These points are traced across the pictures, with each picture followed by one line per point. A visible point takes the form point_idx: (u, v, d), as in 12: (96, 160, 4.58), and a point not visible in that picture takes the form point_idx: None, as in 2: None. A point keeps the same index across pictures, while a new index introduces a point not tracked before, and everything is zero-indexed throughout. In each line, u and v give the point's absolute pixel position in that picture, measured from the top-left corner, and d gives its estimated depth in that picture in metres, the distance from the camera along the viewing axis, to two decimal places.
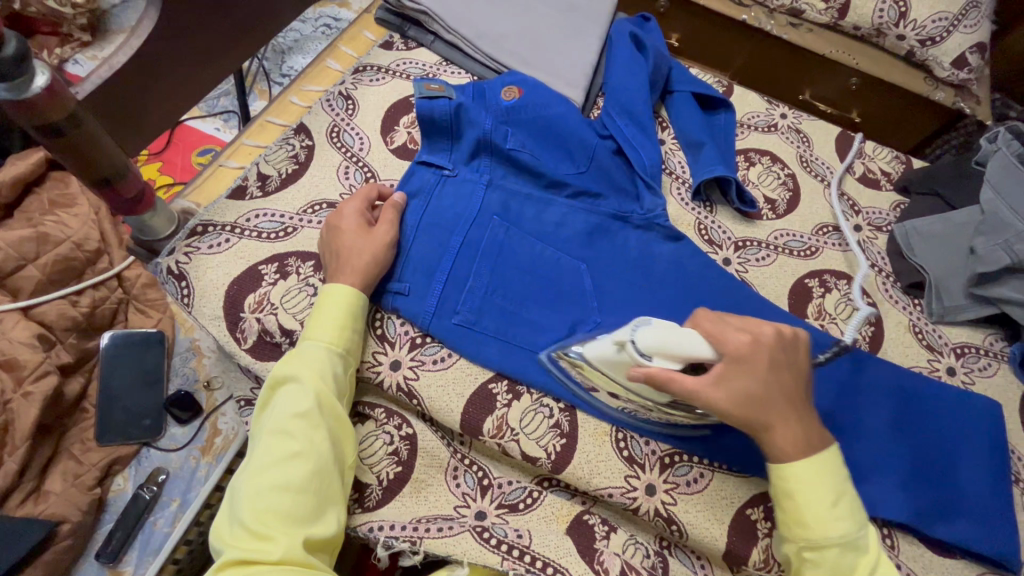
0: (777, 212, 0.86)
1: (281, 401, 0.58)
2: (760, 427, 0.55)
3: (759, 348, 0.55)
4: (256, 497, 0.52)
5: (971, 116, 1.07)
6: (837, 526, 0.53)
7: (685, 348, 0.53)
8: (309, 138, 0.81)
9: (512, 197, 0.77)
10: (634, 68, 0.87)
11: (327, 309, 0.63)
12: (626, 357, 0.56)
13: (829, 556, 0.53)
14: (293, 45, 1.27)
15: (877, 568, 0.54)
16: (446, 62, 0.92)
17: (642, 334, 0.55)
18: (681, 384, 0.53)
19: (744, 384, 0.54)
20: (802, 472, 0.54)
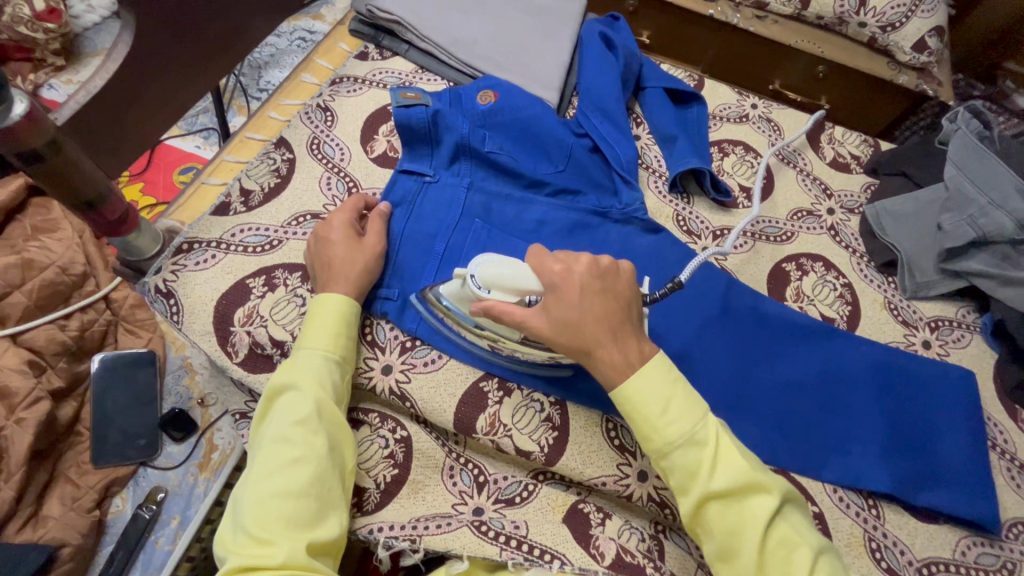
0: (752, 199, 0.89)
1: (280, 409, 0.59)
2: (587, 353, 0.56)
3: (571, 277, 0.56)
4: (258, 504, 0.53)
5: (935, 98, 1.10)
6: (674, 427, 0.53)
7: (515, 278, 0.57)
8: (289, 151, 0.82)
9: (493, 198, 0.79)
10: (606, 66, 0.89)
11: (321, 318, 0.64)
12: (468, 290, 0.60)
13: (675, 459, 0.52)
14: (268, 60, 1.28)
15: (719, 455, 0.52)
16: (421, 70, 0.93)
17: (479, 270, 0.59)
18: (511, 313, 0.57)
19: (564, 310, 0.55)
20: (630, 388, 0.54)
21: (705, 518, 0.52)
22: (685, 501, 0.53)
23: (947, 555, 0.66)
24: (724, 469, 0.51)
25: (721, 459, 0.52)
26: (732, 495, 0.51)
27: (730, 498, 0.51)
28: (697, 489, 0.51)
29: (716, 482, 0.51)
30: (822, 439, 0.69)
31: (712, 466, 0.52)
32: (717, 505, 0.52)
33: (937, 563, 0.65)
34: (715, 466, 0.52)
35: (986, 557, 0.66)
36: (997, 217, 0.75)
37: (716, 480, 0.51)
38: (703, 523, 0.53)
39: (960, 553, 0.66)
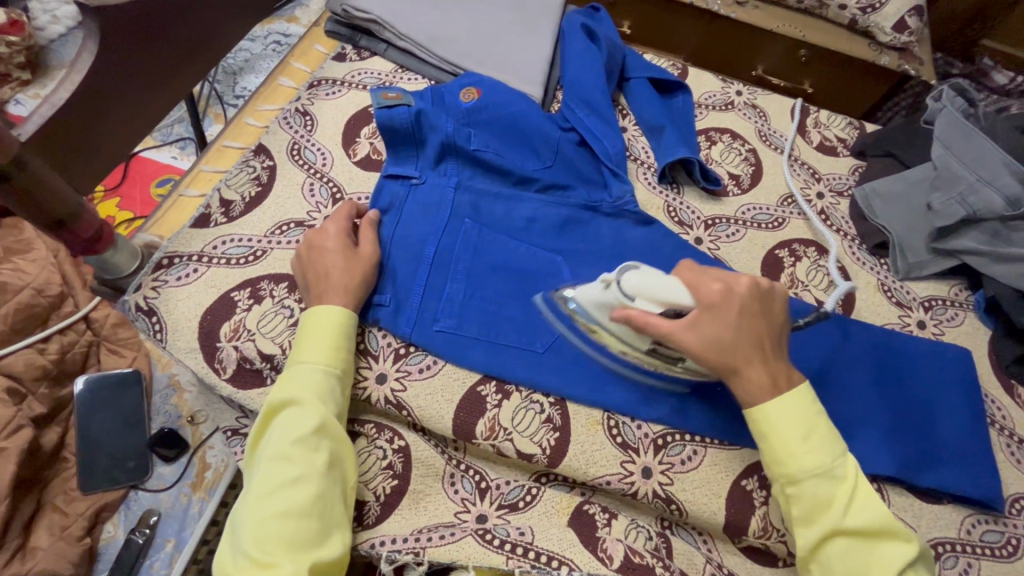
0: (742, 186, 0.88)
1: (280, 426, 0.57)
2: (729, 371, 0.58)
3: (730, 296, 0.57)
4: (259, 526, 0.52)
5: (916, 78, 1.10)
6: (810, 459, 0.55)
7: (667, 293, 0.56)
8: (269, 158, 0.80)
9: (482, 197, 0.78)
10: (589, 58, 0.88)
11: (318, 330, 0.62)
12: (613, 296, 0.59)
13: (809, 488, 0.54)
14: (242, 65, 1.25)
15: (857, 494, 0.54)
16: (402, 69, 0.91)
17: (630, 277, 0.58)
18: (657, 326, 0.56)
19: (716, 328, 0.57)
20: (773, 410, 0.57)
21: (828, 553, 0.54)
22: (808, 532, 0.55)
23: (953, 535, 0.66)
24: (859, 509, 0.54)
25: (859, 499, 0.54)
26: (864, 536, 0.53)
27: (860, 539, 0.53)
28: (828, 521, 0.53)
29: (850, 519, 0.53)
30: None
31: (847, 504, 0.54)
32: (845, 543, 0.53)
33: (944, 543, 0.65)
34: (850, 505, 0.54)
35: (990, 534, 0.67)
36: (986, 195, 0.75)
37: (851, 516, 0.53)
38: (822, 558, 0.54)
39: (966, 531, 0.66)
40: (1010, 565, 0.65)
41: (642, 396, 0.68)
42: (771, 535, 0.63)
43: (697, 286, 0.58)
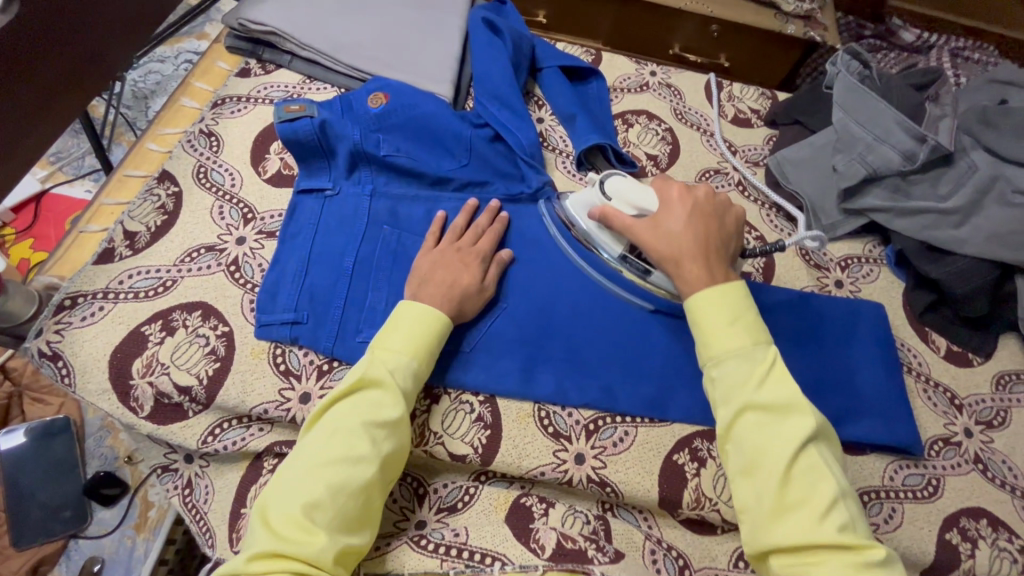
0: (660, 166, 0.89)
1: (359, 402, 0.57)
2: (673, 262, 0.63)
3: (686, 199, 0.66)
4: (309, 489, 0.51)
5: (823, 43, 1.14)
6: (729, 338, 0.57)
7: (638, 196, 0.67)
8: (174, 184, 0.77)
9: (399, 202, 0.77)
10: (495, 53, 0.87)
11: (412, 320, 0.62)
12: (595, 196, 0.71)
13: (729, 366, 0.56)
14: (154, 88, 1.23)
15: (772, 374, 0.55)
16: (309, 80, 0.89)
17: (613, 181, 0.70)
18: (619, 219, 0.67)
19: (669, 224, 0.65)
20: (700, 300, 0.60)
21: (739, 429, 0.54)
22: (725, 409, 0.55)
23: (876, 482, 0.69)
24: (773, 385, 0.55)
25: (773, 378, 0.55)
26: (775, 411, 0.54)
27: (773, 414, 0.54)
28: (741, 396, 0.54)
29: (763, 393, 0.54)
30: None
31: (762, 379, 0.55)
32: (755, 417, 0.54)
33: (869, 492, 0.68)
34: (765, 381, 0.55)
35: (912, 477, 0.69)
36: (883, 152, 0.79)
37: (764, 391, 0.54)
38: (735, 435, 0.55)
39: (888, 478, 0.69)
40: (932, 506, 0.68)
41: (571, 383, 0.68)
42: (704, 505, 0.65)
43: (660, 191, 0.68)
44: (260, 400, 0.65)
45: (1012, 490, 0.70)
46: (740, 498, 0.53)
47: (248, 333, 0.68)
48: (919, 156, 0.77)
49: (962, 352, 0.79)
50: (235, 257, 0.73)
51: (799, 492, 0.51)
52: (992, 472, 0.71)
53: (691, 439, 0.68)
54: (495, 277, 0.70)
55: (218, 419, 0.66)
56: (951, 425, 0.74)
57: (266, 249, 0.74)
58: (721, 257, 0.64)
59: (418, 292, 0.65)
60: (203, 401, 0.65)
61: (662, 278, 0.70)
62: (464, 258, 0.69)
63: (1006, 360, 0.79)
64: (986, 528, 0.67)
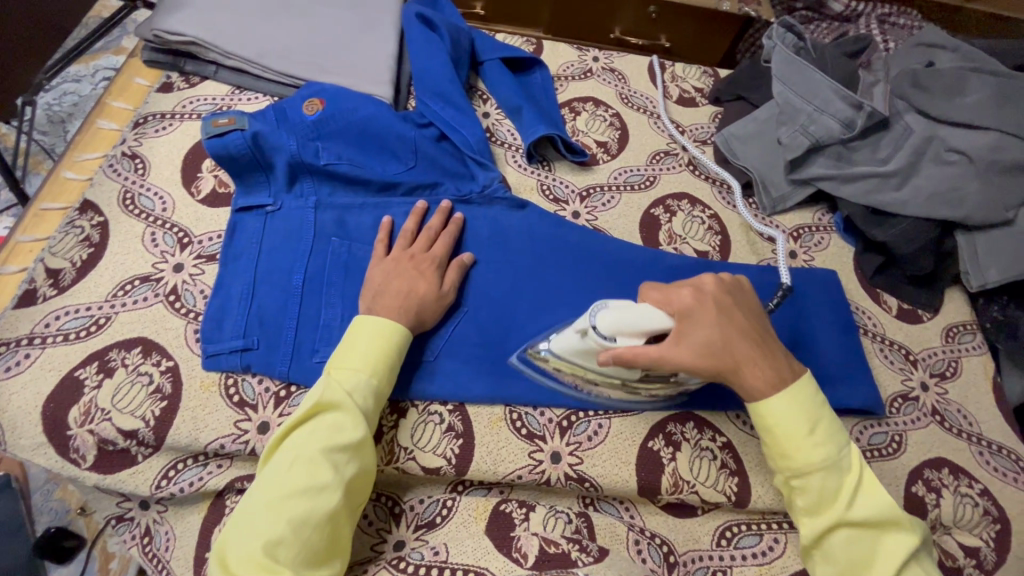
0: (611, 152, 0.88)
1: (317, 429, 0.54)
2: (731, 372, 0.57)
3: (704, 299, 0.58)
4: (271, 525, 0.49)
5: (757, 18, 1.17)
6: (814, 453, 0.54)
7: (642, 323, 0.55)
8: (99, 214, 0.72)
9: (347, 211, 0.74)
10: (433, 49, 0.84)
11: (367, 337, 0.59)
12: (592, 342, 0.58)
13: (815, 482, 0.54)
14: (72, 110, 1.15)
15: (863, 488, 0.54)
16: (238, 90, 0.84)
17: (603, 318, 0.56)
18: (646, 356, 0.55)
19: (702, 332, 0.56)
20: (776, 407, 0.56)
21: (832, 544, 0.54)
22: (813, 522, 0.55)
23: None
24: (864, 502, 0.54)
25: (865, 492, 0.54)
26: (871, 527, 0.53)
27: (866, 530, 0.53)
28: (834, 514, 0.53)
29: (855, 510, 0.53)
30: None
31: (853, 495, 0.54)
32: (848, 533, 0.54)
33: None
34: (856, 497, 0.54)
35: (877, 436, 0.72)
36: (824, 122, 0.80)
37: (856, 508, 0.53)
38: (826, 546, 0.55)
39: (856, 439, 0.71)
40: (897, 462, 0.70)
41: (540, 383, 0.67)
42: (683, 489, 0.65)
43: (669, 300, 0.58)
44: (215, 435, 0.62)
45: (968, 438, 0.73)
46: None
47: (196, 365, 0.64)
48: (857, 123, 0.79)
49: (912, 309, 0.82)
50: (173, 285, 0.69)
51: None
52: (949, 422, 0.74)
53: (665, 424, 0.68)
54: (453, 282, 0.68)
55: (171, 459, 0.62)
56: (908, 381, 0.76)
57: (207, 274, 0.70)
58: (769, 342, 0.59)
59: (374, 305, 0.62)
60: (152, 443, 0.61)
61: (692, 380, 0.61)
62: (418, 266, 0.67)
63: (954, 313, 0.82)
64: (948, 476, 0.70)
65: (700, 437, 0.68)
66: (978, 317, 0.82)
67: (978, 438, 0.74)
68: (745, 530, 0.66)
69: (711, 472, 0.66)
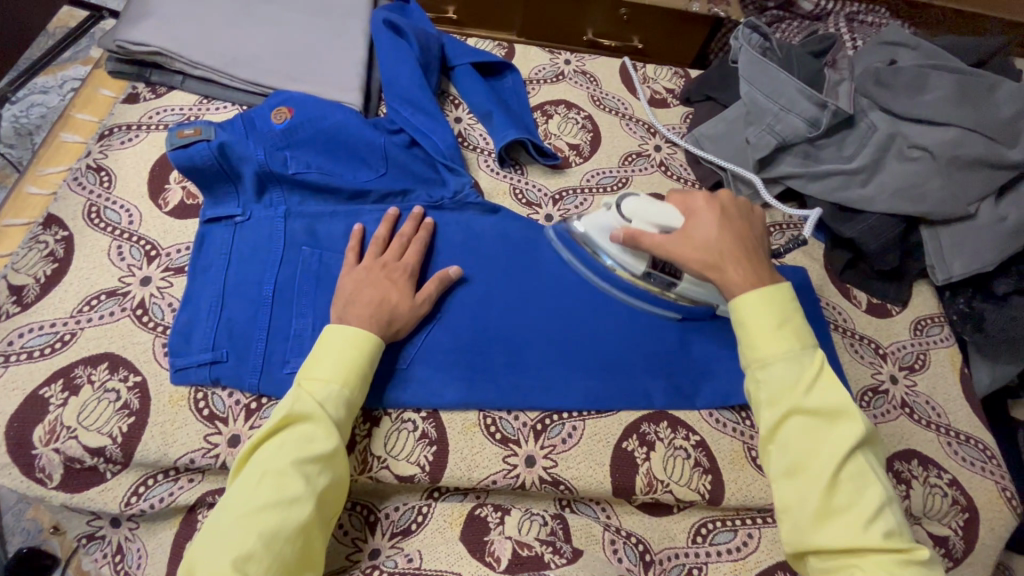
0: (583, 154, 0.89)
1: (287, 441, 0.54)
2: (712, 269, 0.60)
3: (714, 204, 0.63)
4: (239, 540, 0.48)
5: (727, 19, 1.18)
6: (780, 344, 0.55)
7: (657, 214, 0.64)
8: (64, 228, 0.71)
9: (317, 220, 0.73)
10: (402, 56, 0.84)
11: (338, 347, 0.59)
12: (613, 219, 0.68)
13: (777, 371, 0.54)
14: (39, 122, 1.13)
15: (821, 379, 0.54)
16: (207, 100, 0.84)
17: (628, 202, 0.66)
18: (651, 239, 0.63)
19: (702, 230, 0.61)
20: (750, 301, 0.57)
21: (786, 433, 0.53)
22: (771, 412, 0.54)
23: None
24: (822, 391, 0.53)
25: (823, 383, 0.54)
26: (823, 416, 0.53)
27: (820, 419, 0.53)
28: (790, 401, 0.53)
29: (811, 398, 0.53)
30: (689, 368, 0.71)
31: (811, 385, 0.54)
32: (802, 421, 0.53)
33: None
34: (814, 386, 0.54)
35: None
36: (790, 121, 0.81)
37: (812, 396, 0.53)
38: (781, 439, 0.54)
39: None
40: None
41: (514, 388, 0.68)
42: (657, 489, 0.65)
43: (686, 203, 0.64)
44: (184, 451, 0.61)
45: (936, 429, 0.75)
46: (782, 499, 0.53)
47: (164, 380, 0.64)
48: (822, 121, 0.80)
49: (881, 303, 0.83)
50: (141, 299, 0.68)
51: (846, 497, 0.50)
52: (917, 414, 0.75)
53: (639, 424, 0.68)
54: (429, 292, 0.68)
55: (141, 476, 0.62)
56: (878, 375, 0.77)
57: (176, 286, 0.69)
58: (762, 258, 0.61)
59: (345, 314, 0.62)
60: (120, 460, 0.60)
61: (690, 287, 0.69)
62: (390, 275, 0.67)
63: (922, 306, 0.84)
64: (917, 467, 0.71)
65: (674, 436, 0.68)
66: (945, 309, 0.84)
67: (946, 429, 0.75)
68: (720, 526, 0.67)
69: (685, 471, 0.66)
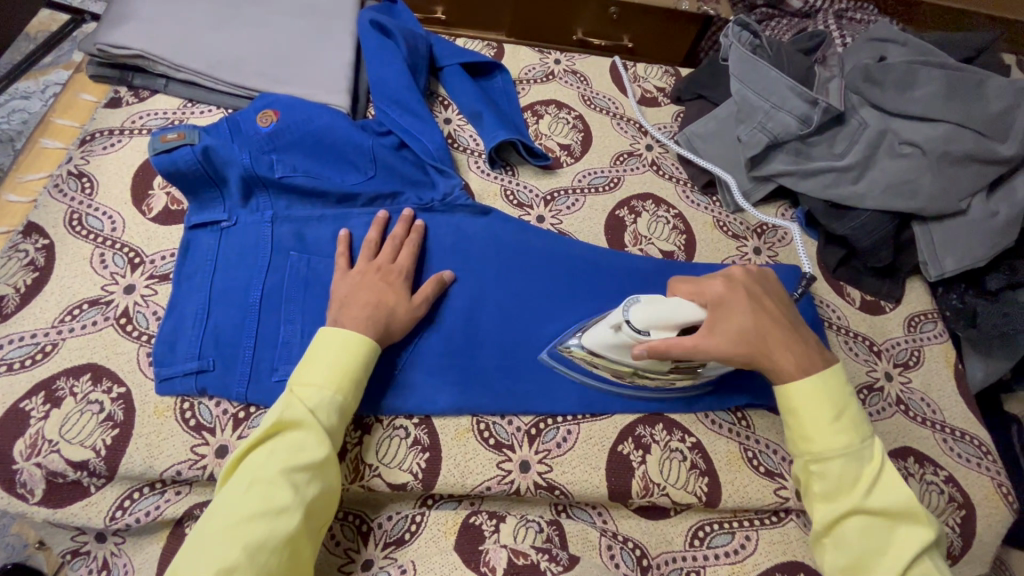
0: (575, 155, 0.88)
1: (278, 448, 0.52)
2: (762, 358, 0.59)
3: (735, 288, 0.61)
4: (225, 551, 0.47)
5: (717, 16, 1.18)
6: (837, 439, 0.55)
7: (675, 316, 0.57)
8: (44, 236, 0.69)
9: (304, 224, 0.72)
10: (389, 57, 0.83)
11: (331, 352, 0.58)
12: (626, 337, 0.59)
13: (836, 467, 0.54)
14: (21, 128, 1.10)
15: (882, 478, 0.54)
16: (191, 103, 0.82)
17: (635, 313, 0.58)
18: (680, 347, 0.57)
19: (735, 323, 0.59)
20: (803, 391, 0.57)
21: (845, 530, 0.54)
22: (828, 508, 0.54)
23: None
24: (883, 491, 0.53)
25: (883, 482, 0.54)
26: (886, 517, 0.53)
27: (881, 518, 0.53)
28: (851, 500, 0.53)
29: (873, 499, 0.53)
30: None
31: (872, 484, 0.54)
32: (863, 521, 0.53)
33: None
34: (874, 486, 0.54)
35: None
36: (781, 119, 0.81)
37: (874, 497, 0.53)
38: (839, 533, 0.54)
39: None
40: None
41: (505, 392, 0.67)
42: (653, 492, 0.65)
43: (701, 291, 0.61)
44: (170, 462, 0.60)
45: (932, 426, 0.75)
46: None
47: (149, 391, 0.62)
48: (813, 118, 0.80)
49: (875, 300, 0.83)
50: (125, 308, 0.66)
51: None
52: (913, 411, 0.75)
53: (634, 426, 0.67)
54: (428, 293, 0.67)
55: (126, 489, 0.60)
56: (873, 372, 0.77)
57: (160, 294, 0.68)
58: (797, 330, 0.61)
59: (339, 317, 0.61)
60: (105, 474, 0.59)
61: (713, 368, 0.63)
62: (386, 278, 0.66)
63: (915, 302, 0.84)
64: (913, 465, 0.71)
65: (670, 438, 0.67)
66: (938, 305, 0.84)
67: (942, 426, 0.75)
68: (718, 529, 0.66)
69: (681, 473, 0.66)
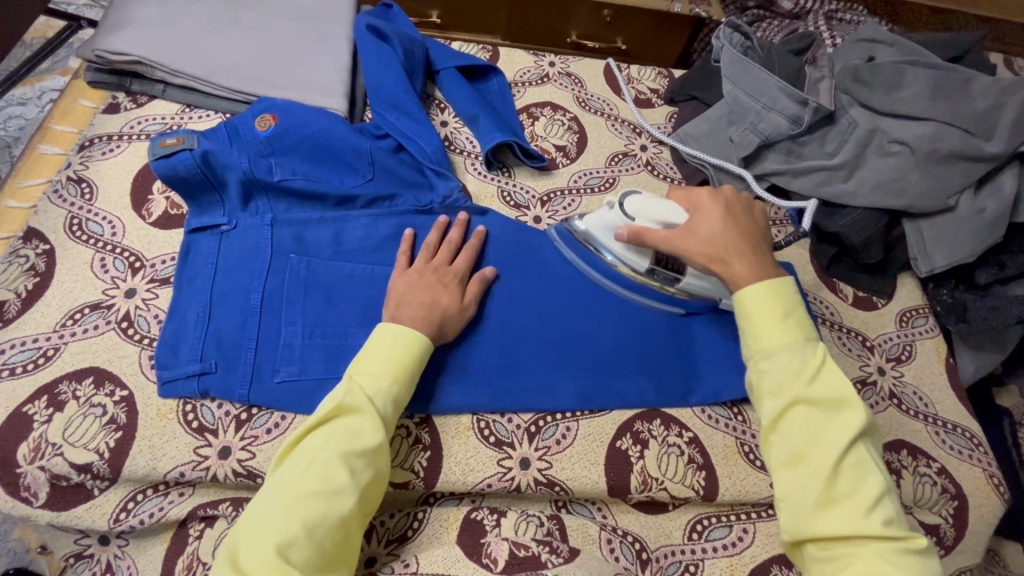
0: (570, 156, 0.89)
1: (338, 431, 0.53)
2: (719, 263, 0.60)
3: (717, 198, 0.63)
4: (284, 527, 0.47)
5: (709, 19, 1.19)
6: (782, 334, 0.55)
7: (659, 212, 0.65)
8: (45, 241, 0.70)
9: (304, 227, 0.73)
10: (386, 61, 0.84)
11: (389, 343, 0.59)
12: (617, 217, 0.69)
13: (780, 362, 0.54)
14: (17, 134, 1.11)
15: (824, 370, 0.54)
16: (189, 109, 0.83)
17: (631, 201, 0.67)
18: (653, 235, 0.64)
19: (705, 227, 0.61)
20: (754, 293, 0.57)
21: (788, 422, 0.53)
22: (773, 402, 0.54)
23: None
24: (824, 381, 0.54)
25: (826, 374, 0.54)
26: (826, 407, 0.53)
27: (821, 409, 0.53)
28: (794, 390, 0.53)
29: (815, 388, 0.53)
30: (680, 365, 0.72)
31: (815, 375, 0.54)
32: (805, 412, 0.53)
33: None
34: (816, 377, 0.54)
35: None
36: (773, 118, 0.82)
37: (816, 386, 0.53)
38: (784, 427, 0.53)
39: None
40: None
41: (506, 391, 0.67)
42: (652, 486, 0.66)
43: (687, 198, 0.64)
44: (173, 464, 0.60)
45: (924, 419, 0.76)
46: (781, 488, 0.53)
47: (152, 393, 0.63)
48: (804, 118, 0.81)
49: (867, 296, 0.84)
50: (126, 312, 0.67)
51: (846, 485, 0.50)
52: (906, 404, 0.76)
53: (632, 423, 0.68)
54: (474, 296, 0.69)
55: (130, 491, 0.61)
56: (866, 367, 0.78)
57: (161, 298, 0.68)
58: (765, 254, 0.60)
59: (398, 314, 0.62)
60: (108, 476, 0.59)
61: (693, 281, 0.70)
62: (441, 279, 0.67)
63: (906, 298, 0.85)
64: (907, 457, 0.72)
65: (668, 434, 0.68)
66: (929, 301, 0.85)
67: (934, 418, 0.76)
68: (716, 522, 0.67)
69: (679, 467, 0.67)
